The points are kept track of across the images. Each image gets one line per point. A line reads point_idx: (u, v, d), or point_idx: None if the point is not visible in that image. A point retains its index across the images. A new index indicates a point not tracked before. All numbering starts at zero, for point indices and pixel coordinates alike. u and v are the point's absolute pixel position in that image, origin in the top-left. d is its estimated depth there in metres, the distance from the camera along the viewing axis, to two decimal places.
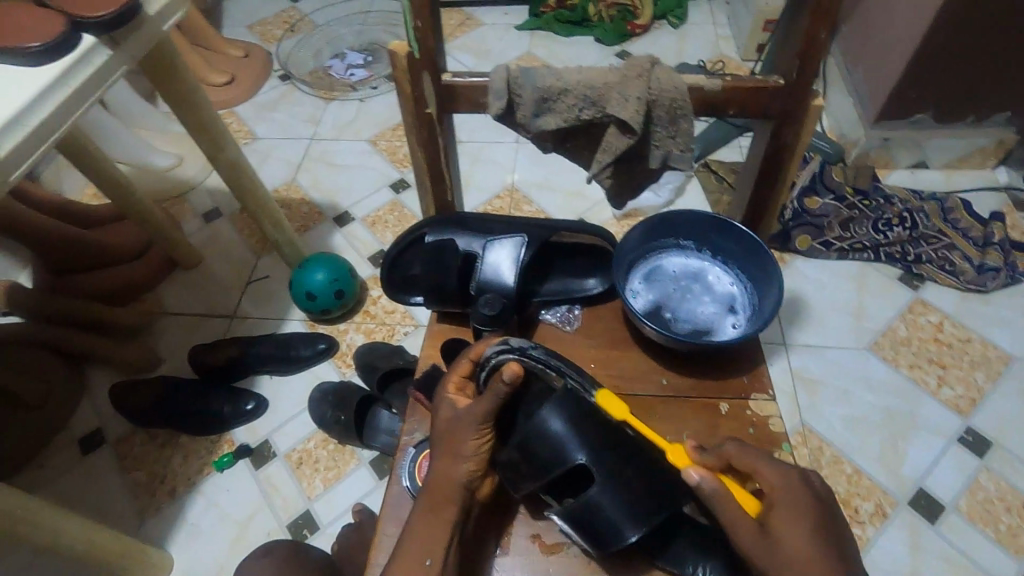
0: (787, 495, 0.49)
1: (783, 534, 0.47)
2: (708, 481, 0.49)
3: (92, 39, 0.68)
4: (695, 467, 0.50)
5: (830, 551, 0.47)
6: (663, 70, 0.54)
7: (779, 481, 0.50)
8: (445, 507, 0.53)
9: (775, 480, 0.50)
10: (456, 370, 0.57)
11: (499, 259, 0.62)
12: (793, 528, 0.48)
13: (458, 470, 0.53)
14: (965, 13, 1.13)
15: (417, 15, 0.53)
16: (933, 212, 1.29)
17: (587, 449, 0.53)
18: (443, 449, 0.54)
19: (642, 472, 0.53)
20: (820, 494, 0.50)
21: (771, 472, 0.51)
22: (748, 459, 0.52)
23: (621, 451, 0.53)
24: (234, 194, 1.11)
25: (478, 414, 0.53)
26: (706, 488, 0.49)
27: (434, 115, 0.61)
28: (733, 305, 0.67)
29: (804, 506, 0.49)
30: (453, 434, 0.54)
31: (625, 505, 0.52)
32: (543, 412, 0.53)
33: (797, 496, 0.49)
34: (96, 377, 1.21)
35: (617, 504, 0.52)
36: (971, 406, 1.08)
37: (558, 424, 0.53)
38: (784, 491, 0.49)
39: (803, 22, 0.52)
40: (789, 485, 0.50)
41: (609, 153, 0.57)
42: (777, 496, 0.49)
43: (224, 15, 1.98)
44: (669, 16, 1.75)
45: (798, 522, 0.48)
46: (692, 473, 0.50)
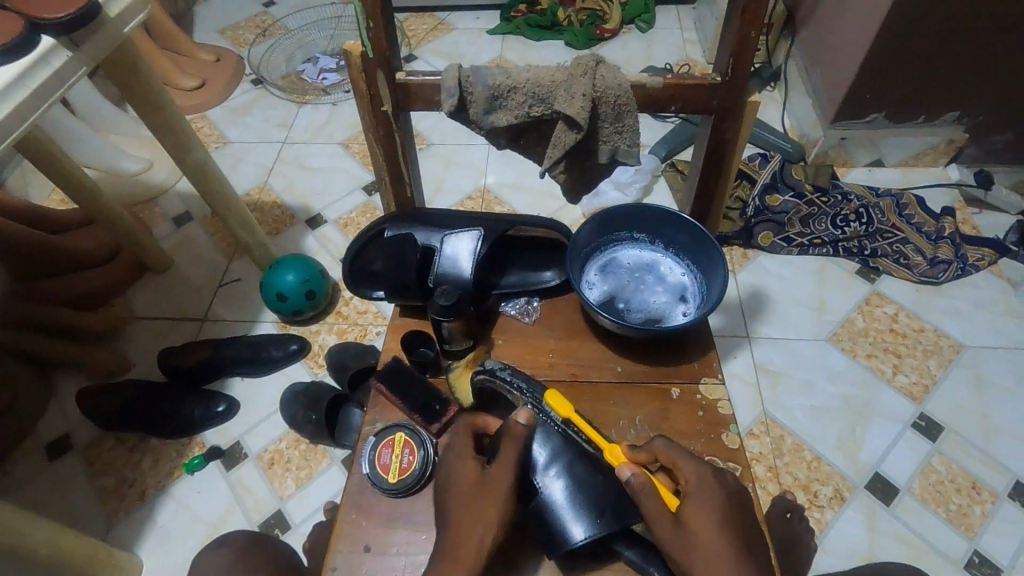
0: (697, 490, 0.52)
1: (698, 529, 0.50)
2: (638, 478, 0.53)
3: (51, 41, 0.68)
4: (627, 465, 0.55)
5: (736, 544, 0.49)
6: (607, 68, 0.57)
7: (694, 474, 0.53)
8: (468, 555, 0.50)
9: (691, 476, 0.53)
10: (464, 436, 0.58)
11: (456, 252, 0.64)
12: (706, 525, 0.50)
13: (493, 515, 0.52)
14: (912, 16, 1.19)
15: (369, 16, 0.55)
16: (888, 208, 1.34)
17: (556, 455, 0.56)
18: (474, 492, 0.53)
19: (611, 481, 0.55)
20: (732, 491, 0.53)
21: (690, 467, 0.54)
22: (672, 454, 0.55)
23: (593, 462, 0.56)
24: (203, 196, 1.11)
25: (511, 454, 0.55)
26: (635, 484, 0.53)
27: (391, 113, 0.63)
28: (684, 294, 0.69)
29: (717, 502, 0.51)
30: (478, 496, 0.53)
31: (584, 510, 0.54)
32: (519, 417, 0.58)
33: (711, 493, 0.52)
34: (64, 382, 1.20)
35: (574, 508, 0.54)
36: (924, 392, 1.13)
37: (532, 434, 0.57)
38: (701, 488, 0.52)
39: (735, 23, 0.55)
40: (702, 482, 0.52)
41: (559, 148, 0.60)
42: (691, 491, 0.52)
43: (195, 20, 1.98)
44: (637, 21, 1.79)
45: (706, 516, 0.50)
46: (624, 470, 0.54)
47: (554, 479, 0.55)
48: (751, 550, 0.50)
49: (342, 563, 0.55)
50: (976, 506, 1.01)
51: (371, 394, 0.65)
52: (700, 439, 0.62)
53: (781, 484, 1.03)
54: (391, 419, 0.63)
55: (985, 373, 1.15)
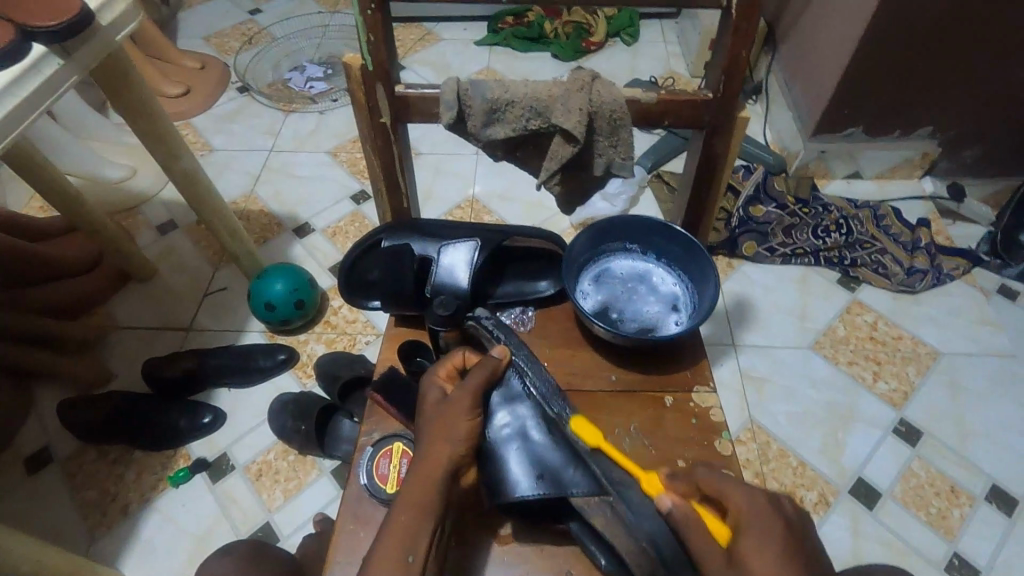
0: (754, 519, 0.49)
1: (756, 564, 0.46)
2: (680, 510, 0.50)
3: (42, 48, 0.68)
4: (668, 494, 0.51)
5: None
6: (603, 84, 0.58)
7: (746, 503, 0.51)
8: (427, 472, 0.54)
9: (742, 502, 0.51)
10: (449, 361, 0.61)
11: (453, 262, 0.65)
12: (764, 555, 0.47)
13: (447, 453, 0.55)
14: (887, 35, 1.23)
15: (370, 30, 0.56)
16: (867, 219, 1.38)
17: (517, 420, 0.59)
18: (431, 433, 0.56)
19: (566, 451, 0.56)
20: (790, 520, 0.50)
21: (742, 497, 0.51)
22: (719, 484, 0.53)
23: (554, 430, 0.58)
24: (190, 204, 1.10)
25: (469, 396, 0.57)
26: (676, 515, 0.50)
27: (390, 125, 0.64)
28: (676, 303, 0.71)
29: (776, 533, 0.48)
30: (443, 419, 0.57)
31: (533, 471, 0.56)
32: (502, 377, 0.61)
33: (767, 525, 0.49)
34: (43, 394, 1.17)
35: (523, 467, 0.56)
36: (904, 398, 1.16)
37: (499, 397, 0.60)
38: (753, 516, 0.50)
39: (726, 42, 0.57)
40: (755, 512, 0.50)
41: (556, 160, 0.61)
42: (744, 522, 0.49)
43: (180, 27, 1.96)
44: (622, 34, 1.82)
45: (766, 550, 0.47)
46: (664, 499, 0.51)
47: (511, 440, 0.58)
48: None
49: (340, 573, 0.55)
50: (955, 509, 1.04)
51: (367, 404, 0.65)
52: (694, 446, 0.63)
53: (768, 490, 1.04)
54: (389, 429, 0.63)
55: (961, 379, 1.19)
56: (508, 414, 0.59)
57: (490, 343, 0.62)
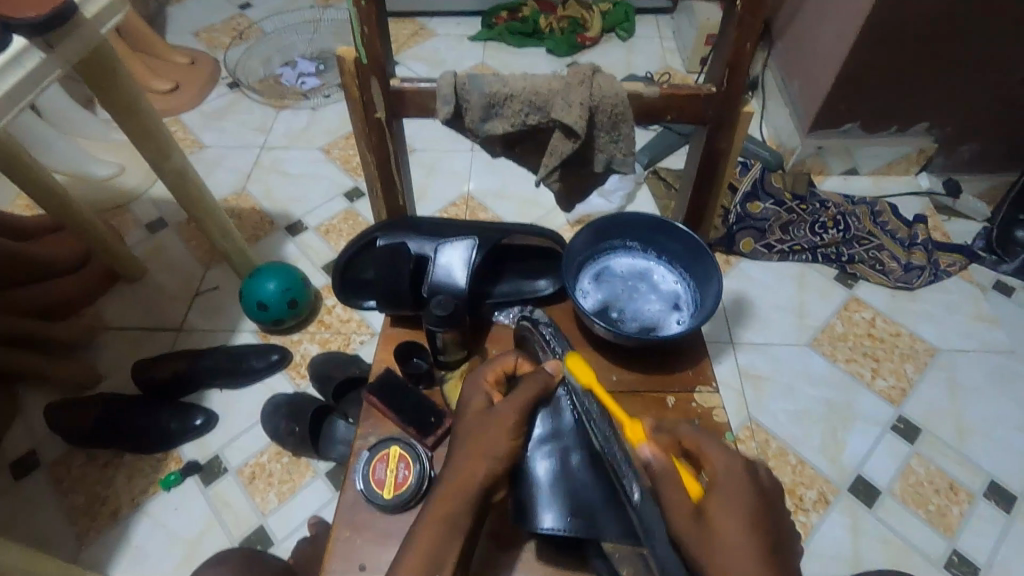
0: (726, 481, 0.49)
1: (716, 516, 0.46)
2: (659, 462, 0.50)
3: (24, 42, 0.65)
4: (648, 445, 0.51)
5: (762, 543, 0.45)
6: (604, 77, 0.57)
7: (722, 467, 0.50)
8: (461, 484, 0.52)
9: (718, 464, 0.51)
10: (496, 365, 0.61)
11: (450, 261, 0.63)
12: (730, 517, 0.46)
13: (488, 469, 0.53)
14: (885, 30, 1.22)
15: (363, 22, 0.54)
16: (864, 215, 1.38)
17: (561, 447, 0.59)
18: (467, 446, 0.54)
19: (600, 487, 0.56)
20: (764, 490, 0.49)
21: (718, 458, 0.51)
22: (699, 443, 0.53)
23: (595, 466, 0.58)
24: (179, 202, 1.08)
25: (516, 412, 0.55)
26: (655, 465, 0.50)
27: (385, 119, 0.62)
28: (677, 302, 0.70)
29: (745, 496, 0.48)
30: (483, 433, 0.54)
31: (565, 505, 0.56)
32: (554, 404, 0.60)
33: (739, 486, 0.49)
34: (30, 396, 1.15)
35: (557, 499, 0.56)
36: (902, 395, 1.16)
37: (544, 418, 0.59)
38: (727, 477, 0.49)
39: (731, 34, 0.55)
40: (728, 471, 0.50)
41: (556, 157, 0.59)
42: (717, 481, 0.49)
43: (168, 22, 1.93)
44: (618, 29, 1.81)
45: (731, 507, 0.47)
46: (644, 450, 0.51)
47: (550, 466, 0.58)
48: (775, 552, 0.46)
49: None
50: (955, 507, 1.04)
51: (363, 407, 0.64)
52: None
53: None
54: (386, 433, 0.62)
55: (959, 376, 1.18)
56: (549, 435, 0.59)
57: (543, 353, 0.63)
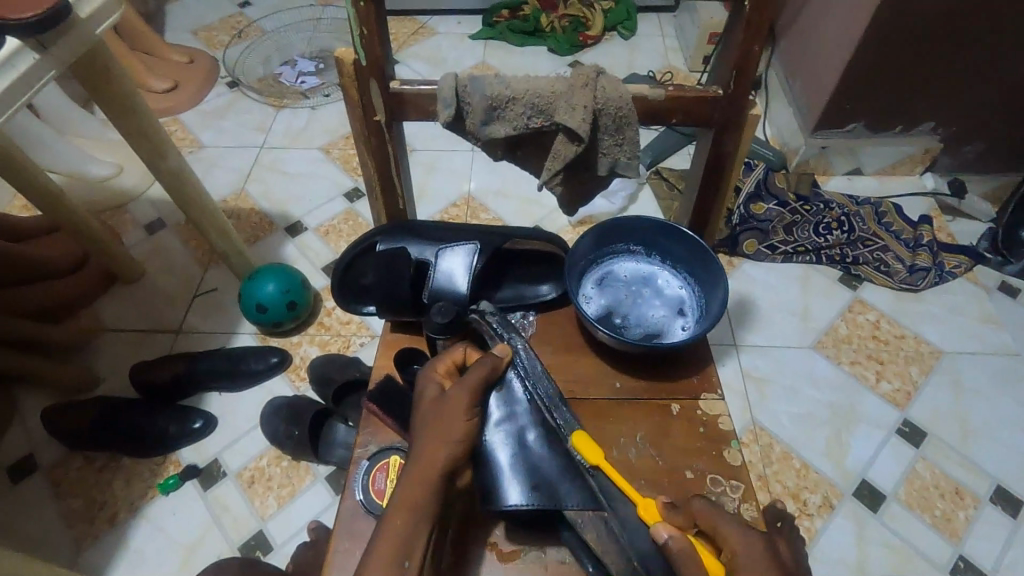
0: (748, 571, 0.48)
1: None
2: (676, 542, 0.48)
3: (17, 42, 0.64)
4: (664, 525, 0.49)
5: None
6: (608, 80, 0.56)
7: (744, 552, 0.49)
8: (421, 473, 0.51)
9: (737, 547, 0.50)
10: (448, 356, 0.58)
11: (451, 267, 0.62)
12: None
13: (446, 454, 0.52)
14: (891, 29, 1.21)
15: (363, 23, 0.53)
16: (868, 216, 1.37)
17: (514, 422, 0.56)
18: (427, 433, 0.53)
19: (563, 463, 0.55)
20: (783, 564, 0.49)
21: (737, 537, 0.50)
22: (717, 522, 0.51)
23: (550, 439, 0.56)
24: (177, 203, 1.06)
25: (469, 395, 0.54)
26: (672, 545, 0.48)
27: (384, 122, 0.61)
28: (682, 307, 0.68)
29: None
30: (441, 418, 0.53)
31: (525, 478, 0.54)
32: (506, 379, 0.58)
33: (756, 566, 0.48)
34: (27, 399, 1.14)
35: (517, 475, 0.54)
36: (907, 398, 1.15)
37: (497, 396, 0.57)
38: (749, 559, 0.49)
39: (739, 36, 0.54)
40: (750, 568, 0.48)
41: (558, 161, 0.58)
42: (737, 565, 0.49)
43: (167, 20, 1.92)
44: (620, 27, 1.79)
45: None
46: (661, 531, 0.49)
47: (505, 445, 0.56)
48: None
49: None
50: (960, 511, 1.03)
51: (363, 414, 0.63)
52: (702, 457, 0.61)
53: (771, 493, 1.03)
54: (385, 441, 0.60)
55: (964, 379, 1.17)
56: (504, 415, 0.57)
57: (492, 340, 0.60)
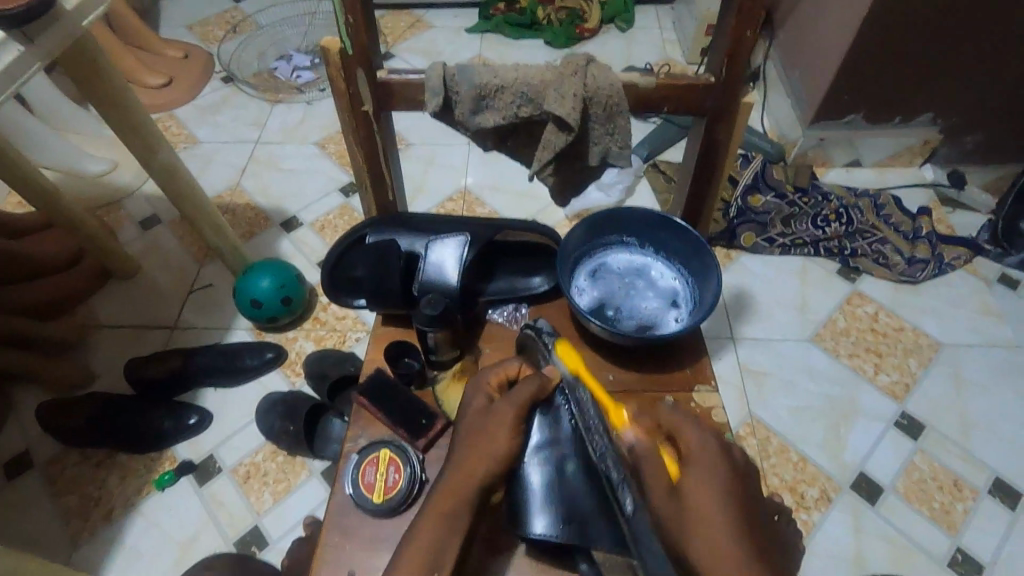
0: (700, 458, 0.49)
1: (694, 494, 0.45)
2: (642, 443, 0.49)
3: (1, 34, 0.63)
4: (630, 428, 0.50)
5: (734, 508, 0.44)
6: (598, 67, 0.55)
7: (697, 445, 0.50)
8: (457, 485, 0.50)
9: (692, 443, 0.50)
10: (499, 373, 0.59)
11: (441, 258, 0.61)
12: (708, 490, 0.46)
13: (484, 470, 0.51)
14: (889, 19, 1.20)
15: (348, 11, 0.52)
16: (867, 208, 1.36)
17: (559, 455, 0.58)
18: (467, 447, 0.53)
19: (594, 494, 0.55)
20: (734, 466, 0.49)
21: (695, 439, 0.51)
22: (675, 422, 0.53)
23: (587, 474, 0.57)
24: (170, 199, 1.06)
25: (514, 409, 0.54)
26: (637, 447, 0.49)
27: (372, 113, 0.60)
28: (676, 299, 0.68)
29: (721, 479, 0.47)
30: (481, 434, 0.53)
31: (561, 506, 0.56)
32: (551, 408, 0.59)
33: (713, 462, 0.48)
34: (23, 397, 1.13)
35: (552, 500, 0.56)
36: (905, 391, 1.14)
37: (543, 421, 0.59)
38: (703, 454, 0.49)
39: (729, 22, 0.53)
40: (705, 453, 0.49)
41: (549, 150, 0.58)
42: (693, 458, 0.49)
43: (161, 15, 1.91)
44: (617, 19, 1.78)
45: (710, 484, 0.46)
46: (627, 431, 0.50)
47: (543, 472, 0.57)
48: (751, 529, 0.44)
49: None
50: (959, 504, 1.02)
51: (354, 409, 0.62)
52: None
53: (769, 486, 1.02)
54: (375, 435, 0.60)
55: (964, 371, 1.16)
56: (546, 442, 0.59)
57: (543, 361, 0.61)
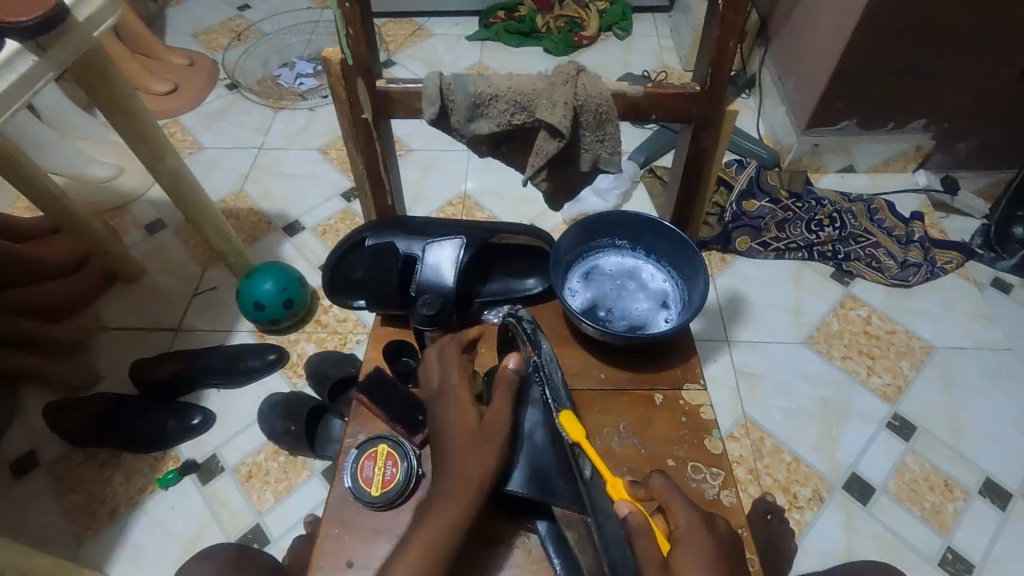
0: (689, 535, 0.48)
1: (684, 569, 0.45)
2: (636, 517, 0.48)
3: (16, 44, 0.66)
4: (626, 502, 0.50)
5: None
6: (588, 77, 0.57)
7: (684, 518, 0.50)
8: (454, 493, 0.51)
9: (681, 519, 0.50)
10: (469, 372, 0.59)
11: (438, 261, 0.63)
12: (697, 565, 0.46)
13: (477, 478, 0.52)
14: (880, 28, 1.22)
15: (349, 24, 0.55)
16: (861, 213, 1.37)
17: (528, 421, 0.58)
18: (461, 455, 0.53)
19: (558, 456, 0.56)
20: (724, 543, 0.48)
21: (683, 515, 0.50)
22: (667, 494, 0.52)
23: (555, 441, 0.57)
24: (175, 204, 1.08)
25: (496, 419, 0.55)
26: (631, 520, 0.48)
27: (372, 120, 0.62)
28: (666, 300, 0.70)
29: (708, 552, 0.47)
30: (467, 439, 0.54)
31: (528, 464, 0.56)
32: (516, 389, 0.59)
33: (700, 541, 0.48)
34: (29, 397, 1.16)
35: (519, 458, 0.56)
36: (897, 393, 1.15)
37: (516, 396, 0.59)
38: (693, 534, 0.48)
39: (713, 34, 0.56)
40: (691, 526, 0.49)
41: (541, 156, 0.60)
42: (682, 535, 0.49)
43: (167, 23, 1.94)
44: (615, 28, 1.81)
45: (698, 557, 0.46)
46: (622, 507, 0.50)
47: (513, 433, 0.58)
48: None
49: None
50: (950, 504, 1.04)
51: (353, 406, 0.64)
52: (683, 446, 0.62)
53: (762, 486, 1.04)
54: (374, 431, 0.62)
55: (955, 373, 1.18)
56: (519, 411, 0.59)
57: (523, 343, 0.62)
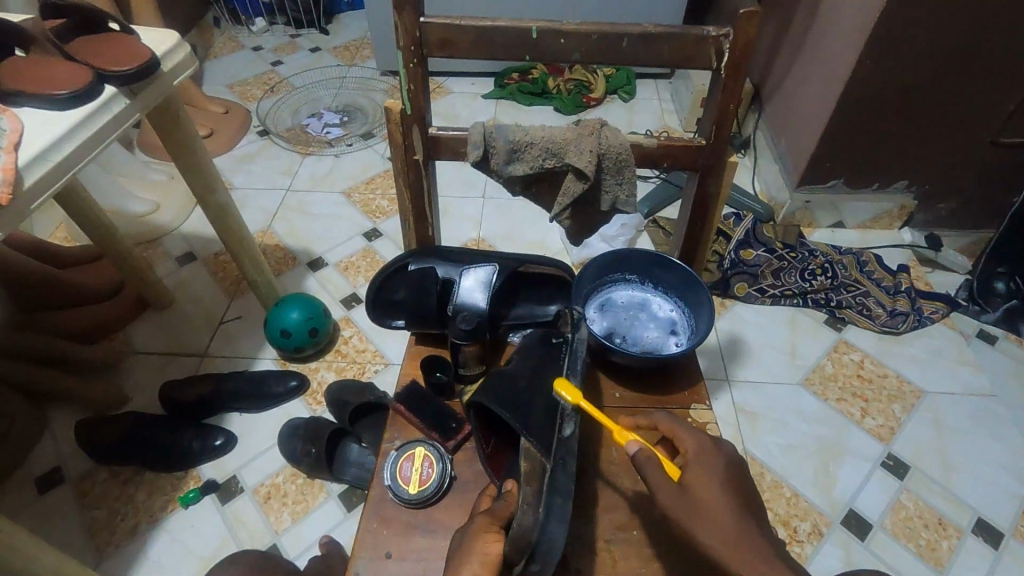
0: (699, 457, 0.58)
1: (701, 490, 0.55)
2: (644, 453, 0.58)
3: (113, 90, 0.76)
4: (634, 440, 0.59)
5: (735, 506, 0.55)
6: (610, 130, 0.67)
7: (693, 444, 0.59)
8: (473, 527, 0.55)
9: (692, 445, 0.59)
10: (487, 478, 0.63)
11: (472, 284, 0.70)
12: (709, 483, 0.56)
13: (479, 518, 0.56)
14: (862, 99, 1.35)
15: (411, 81, 0.65)
16: (850, 265, 1.47)
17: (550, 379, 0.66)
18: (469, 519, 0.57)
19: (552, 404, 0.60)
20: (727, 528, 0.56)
21: (691, 442, 0.60)
22: (675, 429, 0.61)
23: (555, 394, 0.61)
24: (218, 234, 1.16)
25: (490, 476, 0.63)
26: (641, 455, 0.58)
27: (422, 161, 0.72)
28: (674, 327, 0.78)
29: (718, 471, 0.57)
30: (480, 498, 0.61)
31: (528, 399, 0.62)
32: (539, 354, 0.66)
33: (711, 463, 0.58)
34: (58, 416, 1.20)
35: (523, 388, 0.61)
36: (890, 434, 1.21)
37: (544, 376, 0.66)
38: (700, 456, 0.58)
39: (717, 98, 0.66)
40: (696, 450, 0.59)
41: (568, 196, 0.69)
42: (692, 459, 0.58)
43: (206, 76, 2.10)
44: (620, 91, 1.96)
45: (709, 480, 0.56)
46: (631, 444, 0.59)
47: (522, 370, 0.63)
48: (751, 517, 0.55)
49: (365, 568, 0.58)
50: (945, 542, 1.07)
51: (391, 415, 0.71)
52: None
53: None
54: (410, 437, 0.68)
55: (944, 418, 1.24)
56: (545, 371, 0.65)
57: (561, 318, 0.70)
